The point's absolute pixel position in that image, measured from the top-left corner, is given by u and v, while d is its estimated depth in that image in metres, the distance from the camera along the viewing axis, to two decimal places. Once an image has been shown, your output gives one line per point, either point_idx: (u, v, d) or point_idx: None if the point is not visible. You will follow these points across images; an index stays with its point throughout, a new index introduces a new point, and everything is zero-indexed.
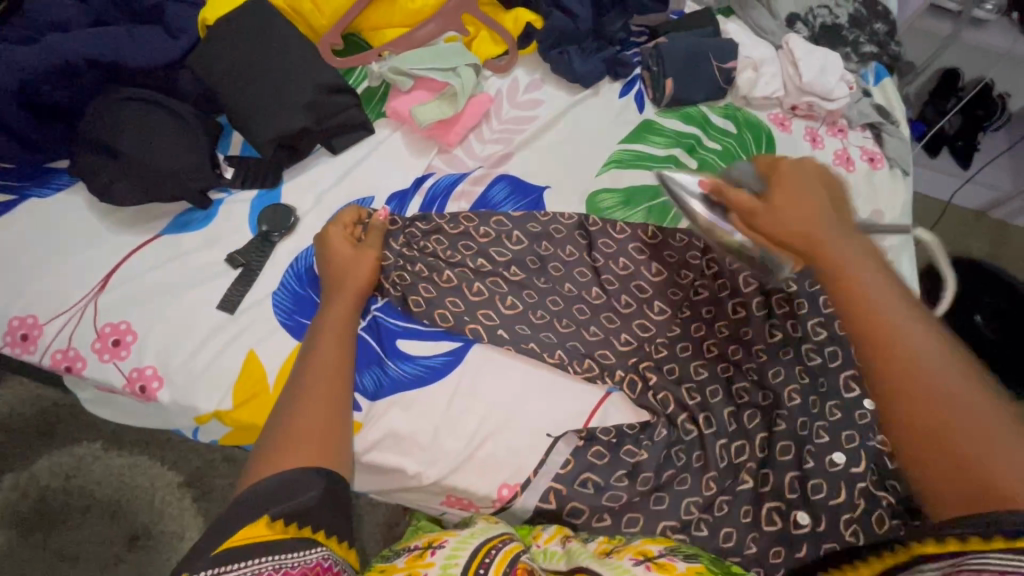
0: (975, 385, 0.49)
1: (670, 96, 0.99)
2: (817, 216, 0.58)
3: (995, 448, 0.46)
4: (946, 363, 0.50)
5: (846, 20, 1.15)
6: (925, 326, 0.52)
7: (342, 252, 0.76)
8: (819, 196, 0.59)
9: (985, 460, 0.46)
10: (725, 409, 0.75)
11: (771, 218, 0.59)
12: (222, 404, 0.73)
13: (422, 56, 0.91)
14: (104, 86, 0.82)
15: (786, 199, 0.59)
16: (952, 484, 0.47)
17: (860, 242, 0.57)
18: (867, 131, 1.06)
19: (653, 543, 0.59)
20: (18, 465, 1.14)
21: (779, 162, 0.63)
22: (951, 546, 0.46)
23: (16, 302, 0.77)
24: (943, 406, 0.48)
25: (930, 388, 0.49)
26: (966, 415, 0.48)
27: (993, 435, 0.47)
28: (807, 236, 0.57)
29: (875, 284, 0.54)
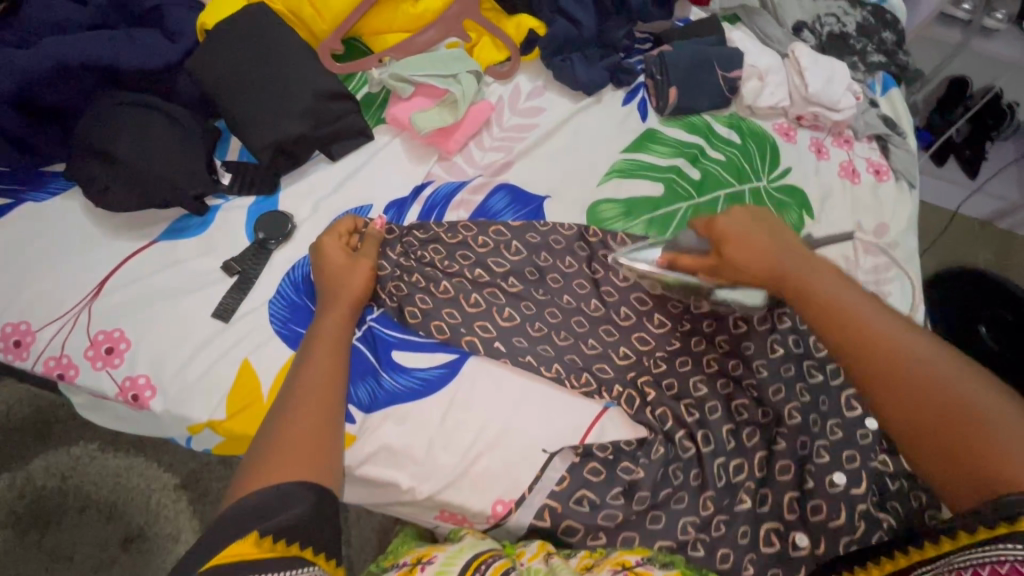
0: (958, 378, 0.55)
1: (673, 105, 0.98)
2: (770, 258, 0.68)
3: (984, 436, 0.51)
4: (923, 364, 0.57)
5: (854, 29, 1.14)
6: (901, 333, 0.60)
7: (336, 262, 0.75)
8: (764, 236, 0.70)
9: (977, 449, 0.51)
10: (724, 426, 0.74)
11: (732, 266, 0.71)
12: (216, 414, 0.72)
13: (422, 63, 0.90)
14: (102, 90, 0.81)
15: (738, 249, 0.69)
16: (958, 478, 0.52)
17: (823, 270, 0.67)
18: (873, 143, 1.05)
19: (629, 553, 0.62)
20: (14, 465, 1.14)
21: (714, 220, 0.73)
22: (959, 542, 0.50)
23: (10, 307, 0.76)
24: (930, 405, 0.55)
25: (915, 390, 0.56)
26: (955, 409, 0.54)
27: (981, 424, 0.52)
28: (767, 274, 0.68)
29: (843, 307, 0.62)
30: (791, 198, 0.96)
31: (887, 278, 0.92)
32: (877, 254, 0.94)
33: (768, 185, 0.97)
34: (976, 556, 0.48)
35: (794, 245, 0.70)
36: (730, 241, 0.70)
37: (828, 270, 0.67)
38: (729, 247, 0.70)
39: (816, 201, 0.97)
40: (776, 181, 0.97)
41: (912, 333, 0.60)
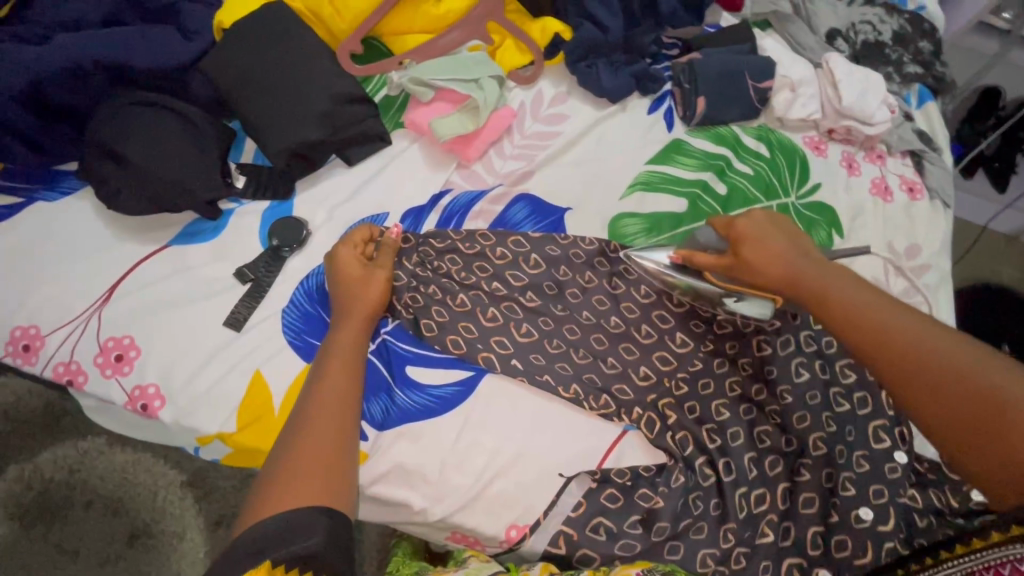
0: (987, 371, 0.57)
1: (701, 115, 0.95)
2: (785, 263, 0.69)
3: (1018, 432, 0.53)
4: (950, 361, 0.58)
5: (890, 38, 1.09)
6: (923, 330, 0.61)
7: (353, 273, 0.73)
8: (778, 241, 0.70)
9: (1015, 446, 0.53)
10: (746, 455, 0.72)
11: (748, 271, 0.71)
12: (225, 426, 0.71)
13: (445, 67, 0.87)
14: (115, 88, 0.79)
15: (752, 254, 0.70)
16: (999, 472, 0.55)
17: (836, 270, 0.68)
18: (908, 158, 1.01)
19: (630, 567, 0.62)
20: (22, 457, 1.13)
21: (731, 222, 0.73)
22: (992, 540, 0.54)
23: (19, 308, 0.75)
24: (963, 404, 0.57)
25: (946, 389, 0.57)
26: (987, 405, 0.55)
27: (1015, 418, 0.54)
28: (785, 283, 0.69)
29: (864, 310, 0.64)
30: (819, 215, 0.93)
31: (916, 301, 0.90)
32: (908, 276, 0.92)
33: (796, 202, 0.93)
34: (1011, 552, 0.52)
35: (805, 246, 0.71)
36: (744, 246, 0.71)
37: (840, 269, 0.68)
38: (745, 254, 0.71)
39: (846, 219, 0.94)
40: (804, 198, 0.94)
41: (935, 329, 0.61)
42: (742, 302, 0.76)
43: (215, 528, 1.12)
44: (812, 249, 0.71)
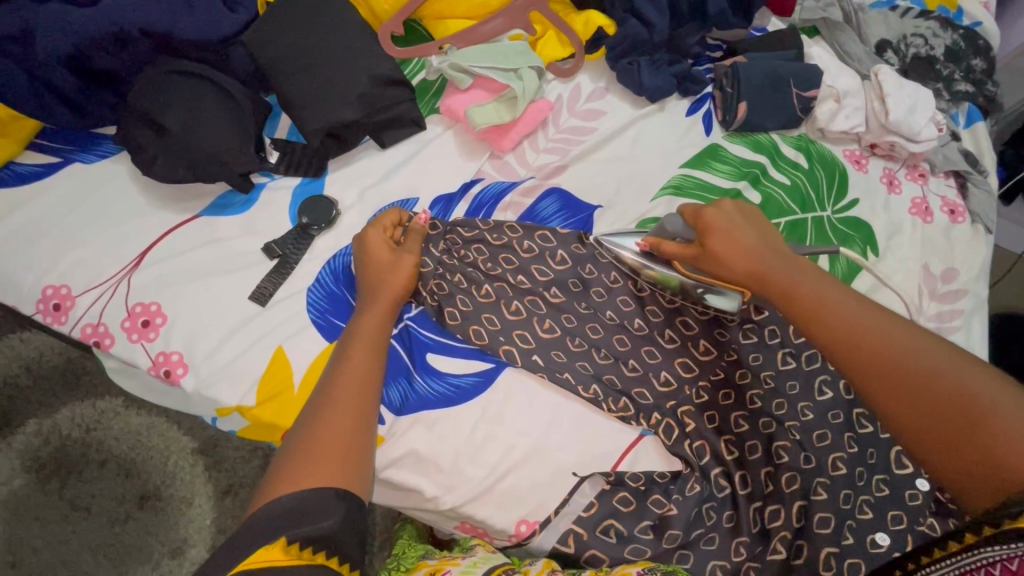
0: (959, 371, 0.57)
1: (741, 120, 0.92)
2: (755, 258, 0.68)
3: (992, 431, 0.53)
4: (925, 361, 0.58)
5: (942, 52, 1.06)
6: (897, 330, 0.60)
7: (380, 256, 0.73)
8: (747, 234, 0.69)
9: (992, 447, 0.52)
10: (763, 469, 0.70)
11: (716, 263, 0.70)
12: (245, 399, 0.71)
13: (484, 54, 0.86)
14: (157, 56, 0.79)
15: (721, 245, 0.69)
16: (978, 475, 0.53)
17: (804, 267, 0.67)
18: (951, 179, 0.99)
19: (631, 566, 0.62)
20: (41, 412, 1.15)
21: (701, 211, 0.71)
22: (966, 542, 0.49)
23: (52, 267, 0.76)
24: (939, 404, 0.56)
25: (922, 390, 0.57)
26: (965, 404, 0.55)
27: (991, 417, 0.53)
28: (755, 276, 0.68)
29: (836, 310, 0.63)
30: (855, 231, 0.91)
31: (946, 327, 0.88)
32: (941, 300, 0.90)
33: (832, 215, 0.91)
34: (985, 555, 0.48)
35: (773, 241, 0.70)
36: (713, 239, 0.69)
37: (808, 266, 0.68)
38: (714, 246, 0.69)
39: (882, 237, 0.91)
40: (841, 213, 0.92)
41: (906, 328, 0.60)
42: (711, 293, 0.75)
43: (223, 497, 1.13)
44: (780, 243, 0.70)
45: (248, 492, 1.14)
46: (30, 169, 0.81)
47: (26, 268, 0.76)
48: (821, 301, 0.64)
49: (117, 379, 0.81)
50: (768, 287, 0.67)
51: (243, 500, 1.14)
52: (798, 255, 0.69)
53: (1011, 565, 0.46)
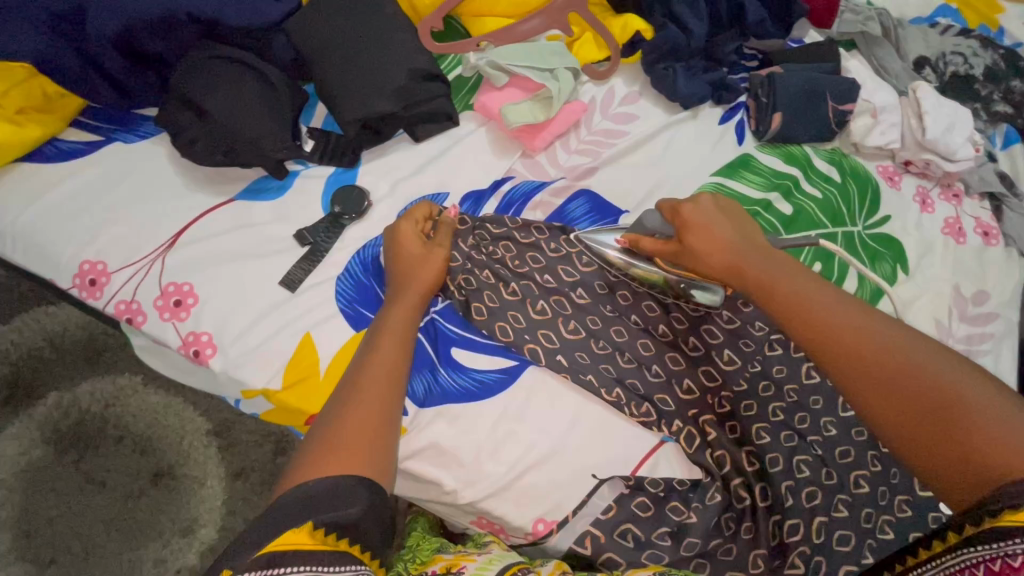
0: (934, 364, 0.55)
1: (774, 131, 0.92)
2: (731, 252, 0.68)
3: (968, 425, 0.51)
4: (899, 353, 0.57)
5: (981, 72, 1.05)
6: (870, 324, 0.59)
7: (411, 249, 0.73)
8: (723, 230, 0.70)
9: (965, 440, 0.51)
10: (784, 482, 0.68)
11: (694, 259, 0.70)
12: (271, 383, 0.72)
13: (521, 54, 0.86)
14: (202, 41, 0.81)
15: (697, 240, 0.69)
16: (955, 472, 0.51)
17: (780, 263, 0.67)
18: (986, 202, 0.98)
19: (641, 571, 0.61)
20: (63, 385, 1.18)
21: (679, 207, 0.72)
22: (949, 543, 0.49)
23: (90, 243, 0.77)
24: (915, 398, 0.54)
25: (896, 382, 0.55)
26: (940, 397, 0.53)
27: (965, 409, 0.52)
28: (731, 271, 0.68)
29: (811, 302, 0.62)
30: (885, 249, 0.90)
31: (974, 351, 0.87)
32: (972, 323, 0.89)
33: (863, 231, 0.90)
34: (967, 556, 0.47)
35: (752, 237, 0.70)
36: (691, 235, 0.70)
37: (785, 261, 0.67)
38: (691, 242, 0.70)
39: (913, 255, 0.90)
40: (871, 228, 0.91)
41: (881, 322, 0.60)
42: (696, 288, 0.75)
43: (235, 479, 1.14)
44: (760, 240, 0.70)
45: (259, 476, 1.15)
46: (73, 147, 0.83)
47: (64, 243, 0.78)
48: (796, 294, 0.63)
49: (154, 357, 0.84)
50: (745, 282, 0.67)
51: (255, 484, 1.15)
52: (775, 251, 0.69)
53: (994, 566, 0.45)
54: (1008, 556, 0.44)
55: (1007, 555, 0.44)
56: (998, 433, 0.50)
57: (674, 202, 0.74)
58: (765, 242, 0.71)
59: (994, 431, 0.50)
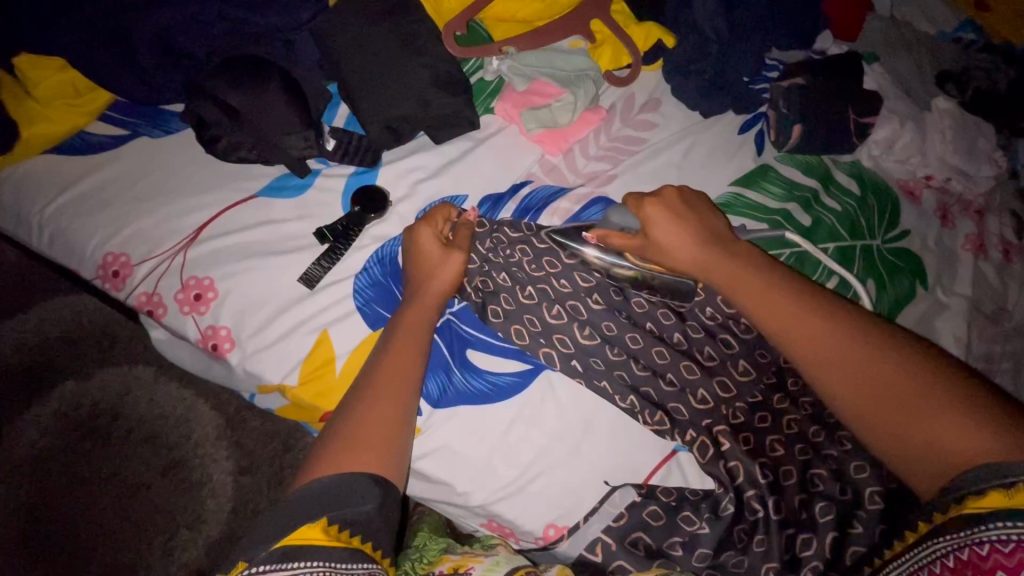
0: (893, 353, 0.56)
1: (794, 142, 0.91)
2: (698, 248, 0.68)
3: (929, 413, 0.52)
4: (861, 344, 0.57)
5: (1005, 88, 1.04)
6: (830, 314, 0.60)
7: (431, 251, 0.73)
8: (687, 222, 0.69)
9: (929, 428, 0.52)
10: (797, 495, 0.67)
11: (660, 252, 0.70)
12: (287, 379, 0.74)
13: (542, 62, 0.90)
14: (230, 39, 0.83)
15: (662, 235, 0.69)
16: (918, 458, 0.52)
17: (745, 256, 0.67)
18: (1008, 219, 0.97)
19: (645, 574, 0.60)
20: (79, 374, 1.20)
21: (643, 201, 0.70)
22: (922, 534, 0.50)
23: (114, 236, 0.79)
24: (878, 387, 0.55)
25: (863, 374, 0.56)
26: (902, 385, 0.54)
27: (929, 395, 0.53)
28: (698, 265, 0.69)
29: (777, 296, 0.63)
30: (905, 263, 0.88)
31: (995, 368, 0.86)
32: (993, 341, 0.88)
33: (882, 245, 0.89)
34: (938, 546, 0.48)
35: (716, 230, 0.70)
36: (655, 229, 0.70)
37: (750, 254, 0.68)
38: (656, 236, 0.70)
39: (933, 270, 0.89)
40: (891, 242, 0.89)
41: (844, 312, 0.60)
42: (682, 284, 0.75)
43: (241, 475, 1.14)
44: (723, 232, 0.70)
45: (266, 473, 1.15)
46: (100, 141, 0.84)
47: (91, 235, 0.79)
48: (763, 288, 0.64)
49: (178, 347, 0.87)
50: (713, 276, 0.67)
51: (261, 480, 1.14)
52: (740, 243, 0.69)
53: (962, 556, 0.46)
54: (976, 544, 0.45)
55: (975, 543, 0.45)
56: (961, 417, 0.51)
57: (638, 194, 0.72)
58: (729, 233, 0.71)
59: (958, 417, 0.51)
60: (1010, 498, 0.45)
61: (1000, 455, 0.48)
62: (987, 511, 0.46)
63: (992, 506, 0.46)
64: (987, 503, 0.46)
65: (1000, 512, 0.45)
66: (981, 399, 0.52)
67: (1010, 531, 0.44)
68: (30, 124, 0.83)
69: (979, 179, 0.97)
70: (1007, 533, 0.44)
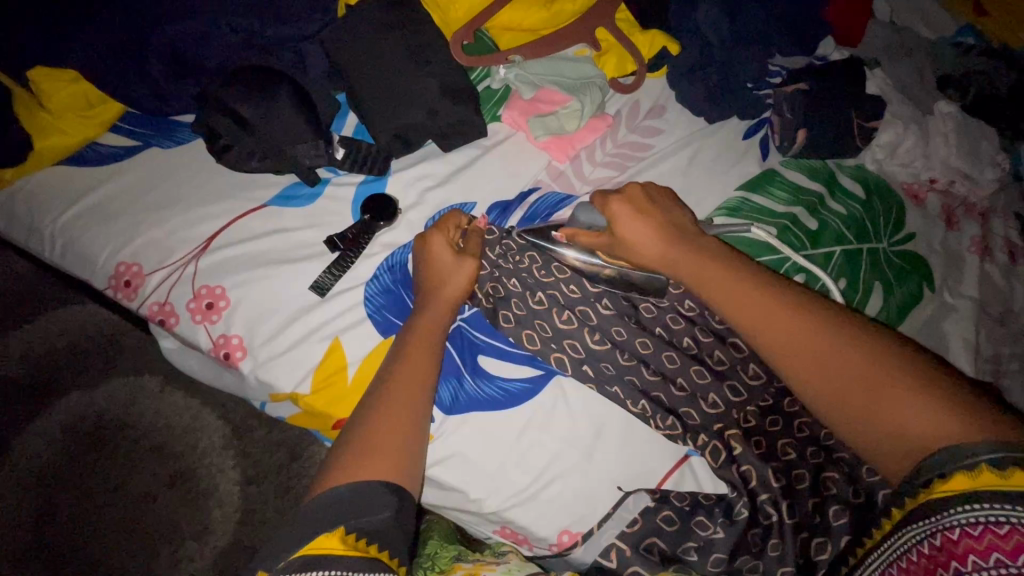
0: (857, 336, 0.54)
1: (799, 146, 0.92)
2: (663, 242, 0.67)
3: (894, 394, 0.50)
4: (825, 328, 0.55)
5: (1005, 92, 1.06)
6: (794, 300, 0.58)
7: (443, 258, 0.73)
8: (652, 217, 0.69)
9: (895, 410, 0.50)
10: (810, 499, 0.66)
11: (627, 248, 0.70)
12: (300, 387, 0.74)
13: (548, 70, 0.91)
14: (242, 51, 0.84)
15: (628, 231, 0.68)
16: (885, 442, 0.50)
17: (710, 247, 0.66)
18: (1012, 221, 0.98)
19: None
20: (86, 384, 1.20)
21: (608, 198, 0.70)
22: (895, 521, 0.49)
23: (126, 246, 0.79)
24: (843, 370, 0.53)
25: (827, 358, 0.54)
26: (867, 367, 0.52)
27: (894, 375, 0.51)
28: (663, 257, 0.67)
29: (740, 284, 0.61)
30: (911, 266, 0.89)
31: (1005, 371, 0.86)
32: (1001, 343, 0.88)
33: (888, 248, 0.89)
34: (912, 533, 0.47)
35: (681, 224, 0.69)
36: (621, 226, 0.69)
37: (714, 244, 0.67)
38: (623, 232, 0.69)
39: (940, 273, 0.90)
40: (896, 245, 0.90)
41: (806, 298, 0.59)
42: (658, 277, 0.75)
43: (248, 484, 1.14)
44: (688, 225, 0.70)
45: (273, 482, 1.15)
46: (111, 151, 0.85)
47: (102, 246, 0.80)
48: (727, 276, 0.62)
49: (189, 355, 0.87)
50: (679, 267, 0.66)
51: (268, 489, 1.14)
52: (705, 236, 0.68)
53: (935, 542, 0.45)
54: (946, 530, 0.44)
55: (945, 529, 0.44)
56: (927, 397, 0.49)
57: (603, 191, 0.71)
58: (694, 227, 0.70)
59: (925, 399, 0.49)
60: (974, 480, 0.44)
61: (967, 435, 0.46)
62: (955, 493, 0.45)
63: (959, 488, 0.45)
64: (954, 486, 0.45)
65: (965, 494, 0.44)
66: (946, 380, 0.50)
67: (977, 514, 0.43)
68: (41, 135, 0.84)
69: (983, 182, 0.98)
70: (973, 516, 0.43)
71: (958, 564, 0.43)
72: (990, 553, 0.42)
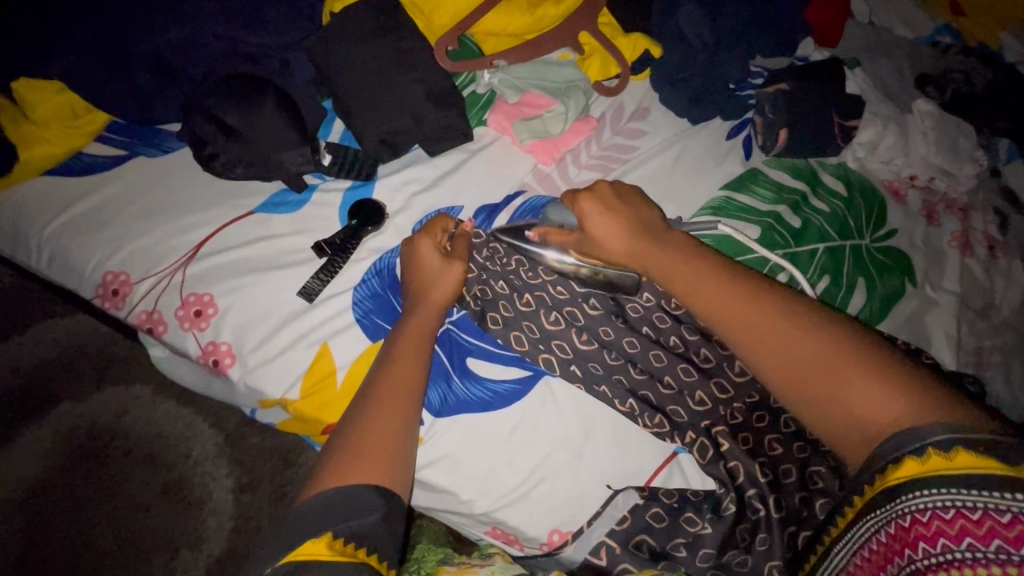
0: (815, 326, 0.56)
1: (781, 146, 0.93)
2: (632, 238, 0.67)
3: (850, 380, 0.52)
4: (785, 319, 0.57)
5: (981, 89, 1.08)
6: (756, 292, 0.60)
7: (431, 259, 0.74)
8: (621, 214, 0.69)
9: (852, 396, 0.51)
10: (796, 494, 0.68)
11: (596, 245, 0.70)
12: (289, 393, 0.74)
13: (533, 74, 0.92)
14: (227, 59, 0.84)
15: (597, 228, 0.69)
16: (843, 427, 0.52)
17: (677, 242, 0.67)
18: (992, 216, 0.99)
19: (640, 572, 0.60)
20: (77, 395, 1.19)
21: (577, 196, 0.70)
22: (855, 509, 0.49)
23: (114, 255, 0.80)
24: (803, 359, 0.55)
25: (788, 349, 0.56)
26: (825, 355, 0.54)
27: (849, 363, 0.52)
28: (632, 254, 0.68)
29: (706, 279, 0.62)
30: (893, 262, 0.90)
31: (987, 362, 0.88)
32: (983, 335, 0.89)
33: (870, 244, 0.91)
34: (870, 521, 0.48)
35: (651, 220, 0.70)
36: (589, 224, 0.69)
37: (682, 240, 0.67)
38: (592, 230, 0.69)
39: (922, 267, 0.91)
40: (879, 241, 0.91)
41: (769, 291, 0.60)
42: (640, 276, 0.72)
43: (242, 492, 1.14)
44: (657, 221, 0.70)
45: (267, 489, 1.14)
46: (100, 160, 0.85)
47: (90, 256, 0.80)
48: (692, 271, 0.63)
49: (178, 364, 0.87)
50: (647, 263, 0.67)
51: (262, 496, 1.14)
52: (674, 231, 0.69)
53: (890, 530, 0.46)
54: (899, 517, 0.45)
55: (898, 516, 0.45)
56: (881, 382, 0.50)
57: (573, 189, 0.71)
58: (665, 223, 0.70)
59: (879, 384, 0.50)
60: (923, 465, 0.44)
61: (917, 418, 0.47)
62: (907, 479, 0.45)
63: (910, 474, 0.45)
64: (905, 472, 0.45)
65: (915, 480, 0.44)
66: (899, 365, 0.52)
67: (928, 499, 0.43)
68: (27, 146, 0.84)
69: (963, 177, 0.99)
70: (924, 502, 0.44)
71: (910, 551, 0.43)
72: (939, 539, 0.42)
